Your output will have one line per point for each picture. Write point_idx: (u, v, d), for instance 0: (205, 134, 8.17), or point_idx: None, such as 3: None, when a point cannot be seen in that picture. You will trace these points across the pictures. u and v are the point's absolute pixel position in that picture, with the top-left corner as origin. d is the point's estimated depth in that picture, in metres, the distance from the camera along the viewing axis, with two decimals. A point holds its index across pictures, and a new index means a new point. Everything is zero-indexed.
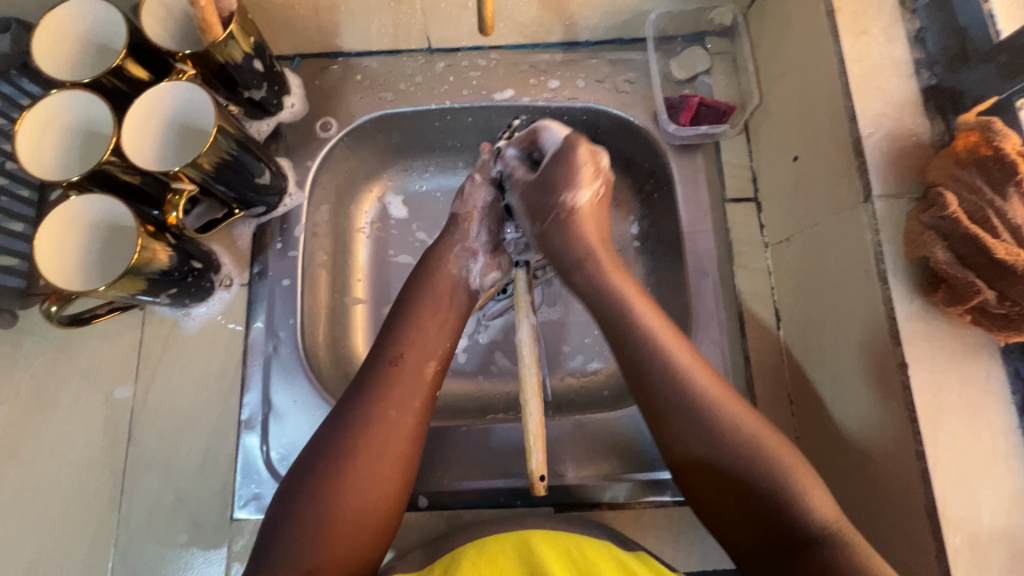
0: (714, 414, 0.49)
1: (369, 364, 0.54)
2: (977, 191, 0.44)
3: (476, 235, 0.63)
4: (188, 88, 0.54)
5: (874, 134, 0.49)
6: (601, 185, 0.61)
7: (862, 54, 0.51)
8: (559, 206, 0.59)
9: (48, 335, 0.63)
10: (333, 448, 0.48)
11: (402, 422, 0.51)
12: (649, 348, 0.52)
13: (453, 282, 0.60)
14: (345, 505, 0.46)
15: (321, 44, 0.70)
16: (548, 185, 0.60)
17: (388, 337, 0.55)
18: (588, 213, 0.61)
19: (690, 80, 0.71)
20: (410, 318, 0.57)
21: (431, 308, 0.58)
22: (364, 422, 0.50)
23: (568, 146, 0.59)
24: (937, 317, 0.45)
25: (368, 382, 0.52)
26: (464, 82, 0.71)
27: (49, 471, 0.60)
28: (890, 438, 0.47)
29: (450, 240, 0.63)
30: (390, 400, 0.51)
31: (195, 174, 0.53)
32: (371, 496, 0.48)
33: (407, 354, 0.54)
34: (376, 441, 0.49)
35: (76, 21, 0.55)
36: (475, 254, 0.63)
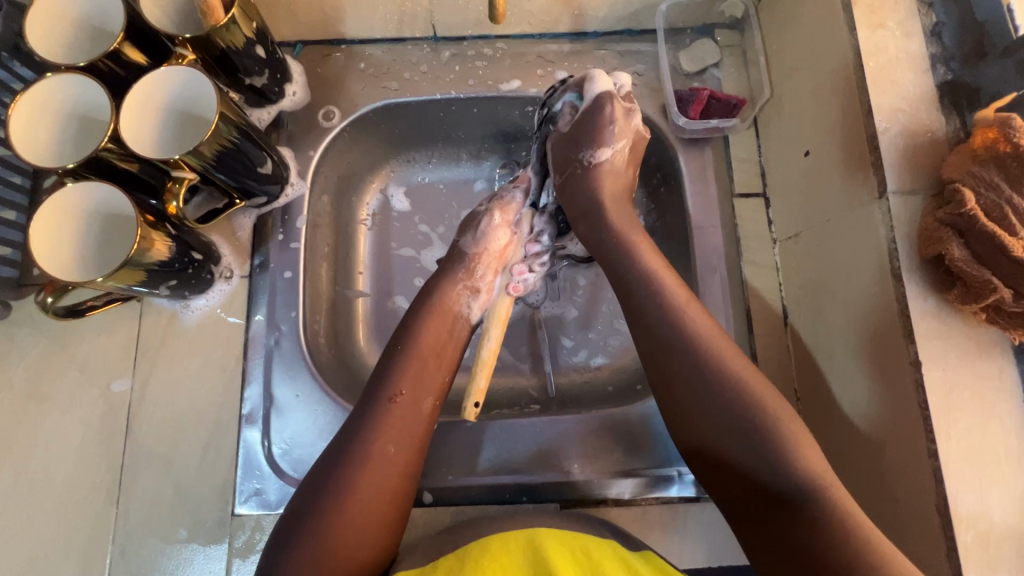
0: (749, 403, 0.47)
1: (366, 399, 0.52)
2: (995, 188, 0.43)
3: (481, 275, 0.61)
4: (190, 74, 0.53)
5: (890, 129, 0.48)
6: (626, 143, 0.59)
7: (878, 48, 0.50)
8: (579, 157, 0.59)
9: (43, 326, 0.61)
10: (332, 488, 0.48)
11: (401, 459, 0.51)
12: (693, 354, 0.49)
13: (453, 320, 0.59)
14: (344, 544, 0.46)
15: (323, 31, 0.68)
16: (577, 141, 0.59)
17: (384, 370, 0.54)
18: (610, 169, 0.59)
19: (700, 73, 0.70)
20: (409, 353, 0.55)
21: (429, 345, 0.56)
22: (362, 459, 0.49)
23: (599, 103, 0.57)
24: (951, 315, 0.45)
25: (364, 418, 0.51)
26: (469, 72, 0.70)
27: (45, 465, 0.58)
28: (903, 436, 0.46)
29: (451, 276, 0.61)
30: (389, 436, 0.51)
31: (195, 163, 0.52)
32: (369, 533, 0.47)
33: (406, 390, 0.53)
34: (374, 479, 0.49)
35: (71, 3, 0.53)
36: (477, 291, 0.61)
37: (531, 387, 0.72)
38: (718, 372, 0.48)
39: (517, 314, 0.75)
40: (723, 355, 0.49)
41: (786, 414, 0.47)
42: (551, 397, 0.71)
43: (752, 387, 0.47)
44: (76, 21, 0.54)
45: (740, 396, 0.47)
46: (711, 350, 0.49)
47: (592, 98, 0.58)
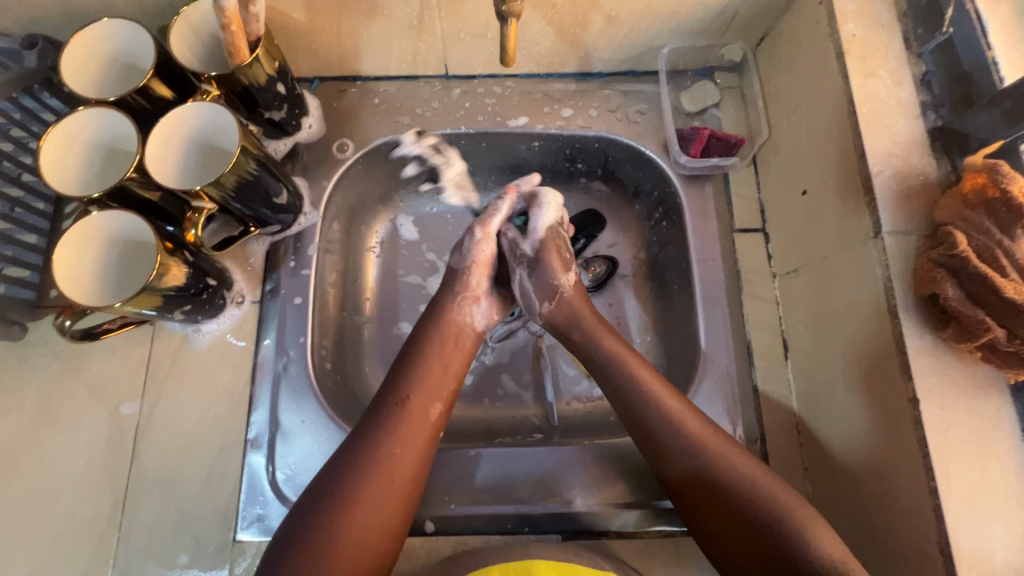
0: (718, 469, 0.51)
1: (379, 401, 0.54)
2: (987, 232, 0.45)
3: (477, 282, 0.64)
4: (214, 108, 0.55)
5: (883, 172, 0.50)
6: (579, 269, 0.66)
7: (870, 95, 0.53)
8: (557, 287, 0.63)
9: (56, 348, 0.62)
10: (342, 484, 0.49)
11: (408, 459, 0.51)
12: (670, 429, 0.53)
13: (460, 327, 0.61)
14: (348, 541, 0.47)
15: (340, 68, 0.71)
16: (543, 266, 0.63)
17: (398, 375, 0.56)
18: (576, 287, 0.64)
19: (700, 113, 0.73)
20: (420, 359, 0.57)
21: (438, 352, 0.58)
22: (371, 458, 0.50)
23: (553, 232, 0.64)
24: (947, 352, 0.46)
25: (375, 419, 0.52)
26: (479, 109, 0.73)
27: (50, 488, 0.59)
28: (903, 472, 0.47)
29: (451, 293, 0.63)
30: (396, 439, 0.51)
31: (216, 193, 0.54)
32: (372, 532, 0.48)
33: (415, 394, 0.54)
34: (381, 476, 0.49)
35: (104, 42, 0.56)
36: (478, 300, 0.64)
37: (534, 416, 0.73)
38: (697, 440, 0.52)
39: (520, 342, 0.76)
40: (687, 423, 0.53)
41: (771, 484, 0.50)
42: (554, 426, 0.71)
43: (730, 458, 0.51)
44: (110, 61, 0.57)
45: (710, 469, 0.51)
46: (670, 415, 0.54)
47: (541, 236, 0.64)
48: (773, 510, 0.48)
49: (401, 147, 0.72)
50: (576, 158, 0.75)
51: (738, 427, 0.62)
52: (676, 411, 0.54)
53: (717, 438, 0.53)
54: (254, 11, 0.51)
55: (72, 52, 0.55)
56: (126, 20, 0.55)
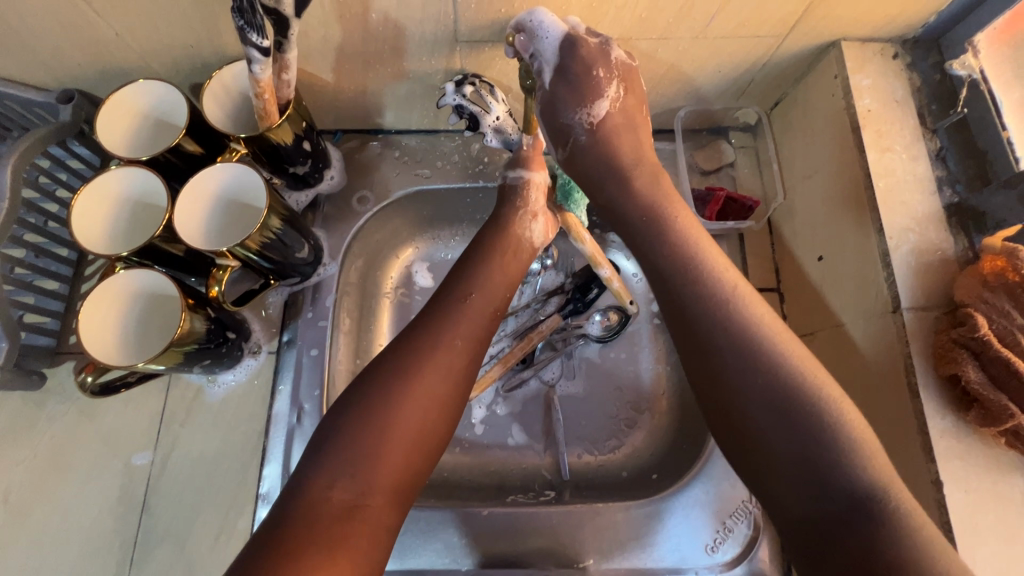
0: (793, 389, 0.44)
1: (440, 297, 0.55)
2: (1007, 316, 0.44)
3: (537, 199, 0.62)
4: (243, 169, 0.56)
5: (900, 247, 0.51)
6: (618, 85, 0.56)
7: (887, 170, 0.54)
8: (573, 130, 0.57)
9: (71, 397, 0.62)
10: (404, 364, 0.49)
11: (465, 354, 0.52)
12: (746, 347, 0.46)
13: (520, 242, 0.61)
14: (405, 419, 0.47)
15: (363, 122, 0.73)
16: (562, 99, 0.56)
17: (460, 276, 0.57)
18: (612, 125, 0.58)
19: (715, 171, 0.74)
20: (483, 261, 0.58)
21: (500, 256, 0.59)
22: (431, 345, 0.51)
23: (570, 44, 0.52)
24: (970, 435, 0.46)
25: (436, 312, 0.54)
26: (498, 162, 0.74)
27: (59, 540, 0.58)
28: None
29: (512, 201, 0.61)
30: (457, 331, 0.52)
31: (241, 252, 0.54)
32: (431, 416, 0.48)
33: (476, 294, 0.55)
34: (442, 364, 0.50)
35: (138, 101, 0.58)
36: (537, 215, 0.62)
37: (545, 469, 0.72)
38: (802, 392, 0.44)
39: (532, 392, 0.76)
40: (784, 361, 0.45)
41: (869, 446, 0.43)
42: (564, 481, 0.71)
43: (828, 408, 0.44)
44: (141, 117, 0.59)
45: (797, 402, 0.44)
46: (763, 356, 0.46)
47: (557, 45, 0.52)
48: (857, 478, 0.41)
49: (445, 99, 0.54)
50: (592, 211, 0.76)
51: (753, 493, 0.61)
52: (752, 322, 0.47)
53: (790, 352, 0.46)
54: (286, 78, 0.53)
55: (106, 114, 0.57)
56: (160, 82, 0.57)
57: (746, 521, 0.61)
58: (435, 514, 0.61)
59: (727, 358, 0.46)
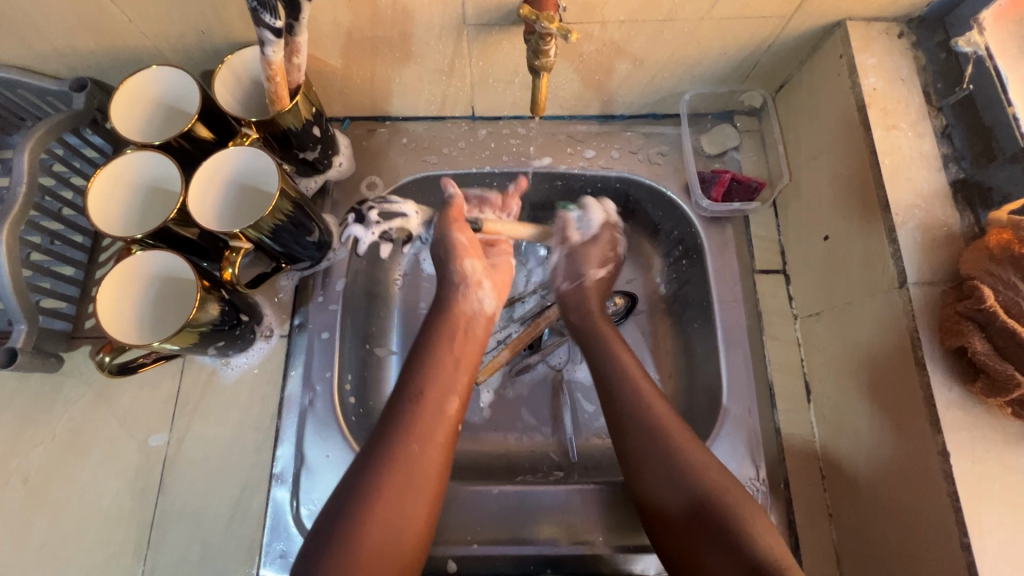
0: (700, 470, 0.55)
1: (392, 404, 0.58)
2: (1014, 287, 0.45)
3: (473, 268, 0.69)
4: (254, 153, 0.57)
5: (906, 223, 0.51)
6: (613, 266, 0.73)
7: (892, 147, 0.54)
8: (584, 276, 0.72)
9: (89, 379, 0.64)
10: (363, 478, 0.52)
11: (426, 458, 0.54)
12: (661, 434, 0.58)
13: (468, 313, 0.67)
14: (369, 537, 0.49)
15: (371, 109, 0.74)
16: (579, 258, 0.73)
17: (408, 375, 0.60)
18: (599, 287, 0.72)
19: (720, 155, 0.74)
20: (434, 357, 0.61)
21: (447, 353, 0.62)
22: (391, 455, 0.53)
23: (603, 231, 0.74)
24: (977, 406, 0.46)
25: (391, 420, 0.56)
26: (504, 148, 0.75)
27: (78, 519, 0.59)
28: (932, 523, 0.47)
29: (452, 283, 0.68)
30: (412, 436, 0.55)
31: (253, 235, 0.56)
32: (395, 524, 0.51)
33: (429, 391, 0.58)
34: (402, 472, 0.53)
35: (152, 87, 0.59)
36: (479, 284, 0.69)
37: (553, 451, 0.73)
38: (723, 509, 0.53)
39: (539, 376, 0.76)
40: (704, 474, 0.55)
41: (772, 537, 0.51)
42: (574, 463, 0.72)
43: (731, 496, 0.54)
44: (146, 100, 0.59)
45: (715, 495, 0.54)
46: (685, 464, 0.56)
47: (596, 226, 0.74)
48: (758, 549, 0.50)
49: (362, 242, 0.71)
50: (597, 196, 0.77)
51: (761, 470, 0.62)
52: (665, 423, 0.59)
53: (696, 452, 0.57)
54: (297, 62, 0.54)
55: (115, 103, 0.57)
56: (174, 68, 0.58)
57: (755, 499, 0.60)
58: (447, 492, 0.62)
59: (655, 467, 0.56)
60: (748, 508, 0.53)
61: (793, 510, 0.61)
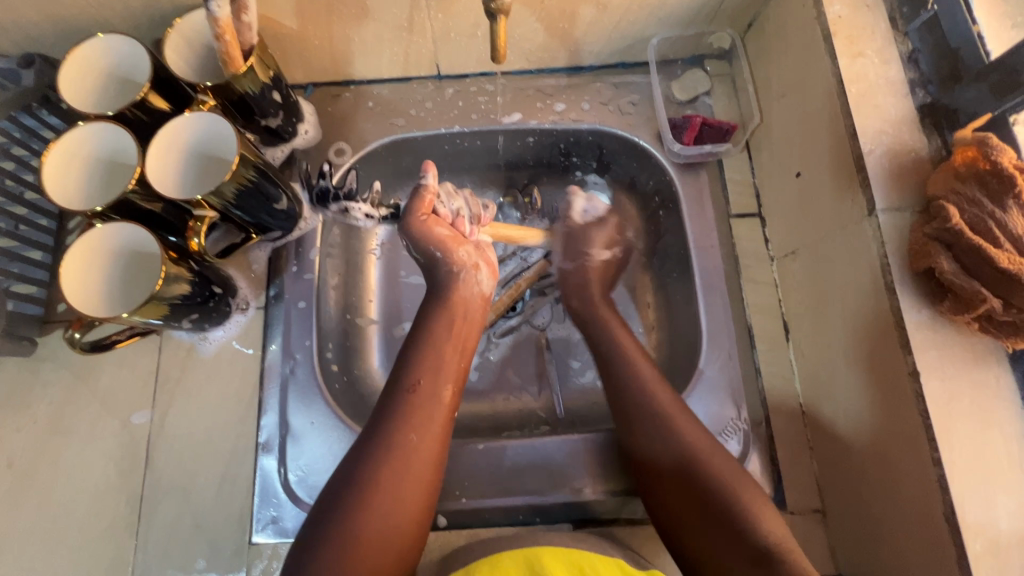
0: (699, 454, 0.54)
1: (387, 390, 0.55)
2: (978, 204, 0.45)
3: (464, 254, 0.64)
4: (212, 119, 0.56)
5: (874, 151, 0.51)
6: (485, 266, 0.65)
7: (859, 75, 0.53)
8: (471, 292, 0.64)
9: (66, 362, 0.63)
10: (362, 472, 0.50)
11: (423, 449, 0.52)
12: (659, 413, 0.57)
13: (468, 296, 0.62)
14: (367, 531, 0.48)
15: (333, 73, 0.72)
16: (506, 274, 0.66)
17: (405, 360, 0.57)
18: (603, 267, 0.72)
19: (692, 101, 0.73)
20: (429, 342, 0.58)
21: (450, 334, 0.59)
22: (388, 446, 0.51)
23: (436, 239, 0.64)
24: (946, 326, 0.47)
25: (388, 407, 0.53)
26: (473, 107, 0.73)
27: (67, 499, 0.59)
28: (905, 443, 0.48)
29: (448, 272, 0.63)
30: (412, 425, 0.52)
31: (216, 202, 0.55)
32: (397, 514, 0.49)
33: (424, 379, 0.55)
34: (400, 462, 0.51)
35: (100, 57, 0.57)
36: (477, 267, 0.64)
37: (539, 409, 0.73)
38: (703, 466, 0.53)
39: (523, 336, 0.76)
40: (688, 439, 0.55)
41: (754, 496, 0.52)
42: (561, 418, 0.72)
43: (735, 488, 0.52)
44: (91, 74, 0.57)
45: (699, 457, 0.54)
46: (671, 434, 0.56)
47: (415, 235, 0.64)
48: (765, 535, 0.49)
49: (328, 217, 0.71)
50: (571, 151, 0.76)
51: (743, 410, 0.62)
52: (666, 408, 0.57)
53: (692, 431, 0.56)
54: (247, 19, 0.52)
55: (64, 74, 0.56)
56: (122, 35, 0.56)
57: (737, 438, 0.61)
58: None
59: (646, 431, 0.57)
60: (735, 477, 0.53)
61: (775, 447, 0.61)
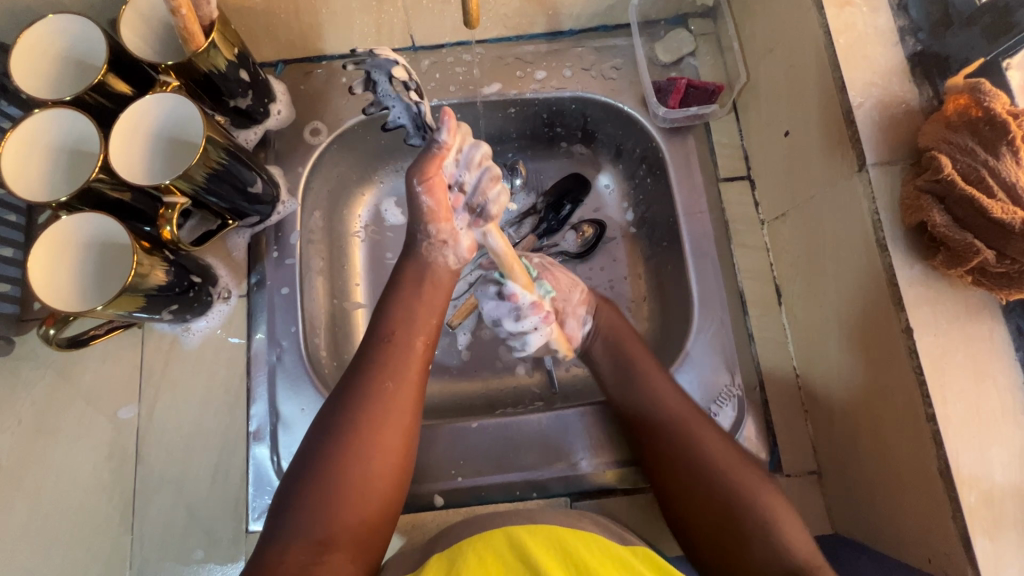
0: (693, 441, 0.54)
1: (366, 340, 0.54)
2: (971, 152, 0.44)
3: (443, 228, 0.57)
4: (176, 99, 0.53)
5: (864, 104, 0.49)
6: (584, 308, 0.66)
7: (847, 25, 0.51)
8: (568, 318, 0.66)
9: (46, 360, 0.62)
10: (339, 420, 0.49)
11: (400, 396, 0.51)
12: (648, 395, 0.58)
13: (441, 271, 0.58)
14: (349, 479, 0.47)
15: (303, 49, 0.69)
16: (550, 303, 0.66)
17: (381, 312, 0.56)
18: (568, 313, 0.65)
19: (676, 63, 0.71)
20: (402, 293, 0.57)
21: (421, 285, 0.57)
22: (367, 395, 0.50)
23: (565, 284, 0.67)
24: (938, 280, 0.46)
25: (365, 357, 0.53)
26: (450, 78, 0.70)
27: (58, 497, 0.59)
28: (897, 385, 0.47)
29: (417, 239, 0.58)
30: (388, 373, 0.52)
31: (186, 186, 0.53)
32: (381, 466, 0.49)
33: (400, 330, 0.55)
34: (381, 412, 0.50)
35: (53, 39, 0.54)
36: (450, 240, 0.58)
37: (534, 384, 0.72)
38: (693, 435, 0.54)
39: None
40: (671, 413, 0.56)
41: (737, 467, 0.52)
42: (555, 393, 0.71)
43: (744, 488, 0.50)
44: (46, 57, 0.54)
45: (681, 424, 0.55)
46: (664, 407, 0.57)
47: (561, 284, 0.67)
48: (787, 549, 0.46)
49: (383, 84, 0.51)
50: (555, 121, 0.74)
51: (736, 376, 0.62)
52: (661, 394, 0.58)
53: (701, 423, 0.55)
54: None
55: (15, 57, 0.53)
56: (73, 15, 0.53)
57: (731, 404, 0.61)
58: (425, 433, 0.62)
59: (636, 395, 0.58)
60: (742, 471, 0.51)
61: (769, 412, 0.61)
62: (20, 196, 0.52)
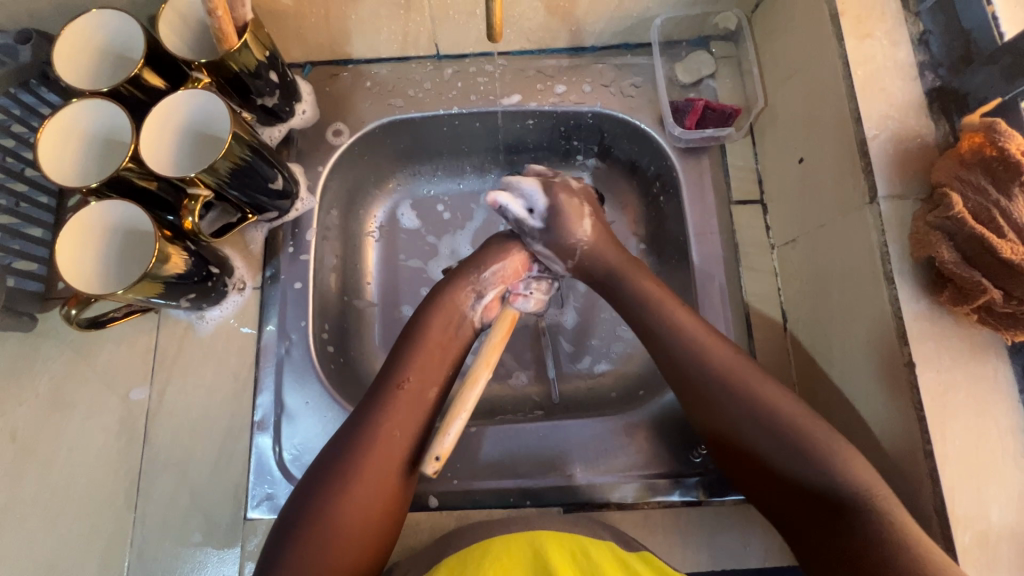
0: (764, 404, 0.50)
1: (376, 386, 0.55)
2: (982, 191, 0.44)
3: (487, 277, 0.62)
4: (207, 97, 0.55)
5: (879, 136, 0.49)
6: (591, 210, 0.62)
7: (866, 56, 0.51)
8: (575, 243, 0.60)
9: (66, 338, 0.64)
10: (339, 465, 0.50)
11: (406, 445, 0.52)
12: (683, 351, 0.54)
13: (459, 312, 0.60)
14: (341, 525, 0.47)
15: (331, 52, 0.71)
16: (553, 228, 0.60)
17: (396, 359, 0.57)
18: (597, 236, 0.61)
19: (695, 84, 0.72)
20: (415, 344, 0.57)
21: (438, 333, 0.59)
22: (371, 441, 0.51)
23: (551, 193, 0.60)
24: (944, 316, 0.46)
25: (373, 403, 0.54)
26: (472, 88, 0.72)
27: (68, 470, 0.61)
28: (907, 474, 0.46)
29: (464, 275, 0.62)
30: (396, 422, 0.53)
31: (210, 179, 0.55)
32: (373, 512, 0.49)
33: (412, 381, 0.55)
34: (380, 460, 0.51)
35: (95, 33, 0.56)
36: (483, 291, 0.62)
37: (534, 393, 0.72)
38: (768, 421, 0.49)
39: (521, 322, 0.74)
40: (746, 391, 0.51)
41: (888, 510, 0.44)
42: (556, 404, 0.70)
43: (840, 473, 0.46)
44: (88, 49, 0.57)
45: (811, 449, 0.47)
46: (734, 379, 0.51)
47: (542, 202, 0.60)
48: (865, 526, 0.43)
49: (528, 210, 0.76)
50: (572, 135, 0.74)
51: None
52: (726, 361, 0.52)
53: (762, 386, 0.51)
54: None
55: (58, 48, 0.55)
56: (116, 10, 0.56)
57: None
58: None
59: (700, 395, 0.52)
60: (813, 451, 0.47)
61: None
62: (53, 172, 0.54)
